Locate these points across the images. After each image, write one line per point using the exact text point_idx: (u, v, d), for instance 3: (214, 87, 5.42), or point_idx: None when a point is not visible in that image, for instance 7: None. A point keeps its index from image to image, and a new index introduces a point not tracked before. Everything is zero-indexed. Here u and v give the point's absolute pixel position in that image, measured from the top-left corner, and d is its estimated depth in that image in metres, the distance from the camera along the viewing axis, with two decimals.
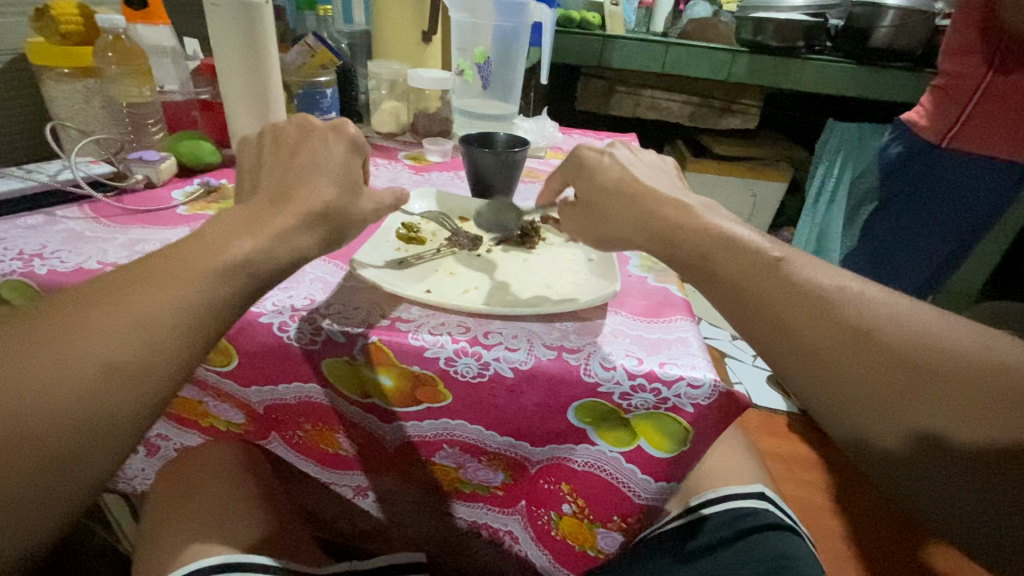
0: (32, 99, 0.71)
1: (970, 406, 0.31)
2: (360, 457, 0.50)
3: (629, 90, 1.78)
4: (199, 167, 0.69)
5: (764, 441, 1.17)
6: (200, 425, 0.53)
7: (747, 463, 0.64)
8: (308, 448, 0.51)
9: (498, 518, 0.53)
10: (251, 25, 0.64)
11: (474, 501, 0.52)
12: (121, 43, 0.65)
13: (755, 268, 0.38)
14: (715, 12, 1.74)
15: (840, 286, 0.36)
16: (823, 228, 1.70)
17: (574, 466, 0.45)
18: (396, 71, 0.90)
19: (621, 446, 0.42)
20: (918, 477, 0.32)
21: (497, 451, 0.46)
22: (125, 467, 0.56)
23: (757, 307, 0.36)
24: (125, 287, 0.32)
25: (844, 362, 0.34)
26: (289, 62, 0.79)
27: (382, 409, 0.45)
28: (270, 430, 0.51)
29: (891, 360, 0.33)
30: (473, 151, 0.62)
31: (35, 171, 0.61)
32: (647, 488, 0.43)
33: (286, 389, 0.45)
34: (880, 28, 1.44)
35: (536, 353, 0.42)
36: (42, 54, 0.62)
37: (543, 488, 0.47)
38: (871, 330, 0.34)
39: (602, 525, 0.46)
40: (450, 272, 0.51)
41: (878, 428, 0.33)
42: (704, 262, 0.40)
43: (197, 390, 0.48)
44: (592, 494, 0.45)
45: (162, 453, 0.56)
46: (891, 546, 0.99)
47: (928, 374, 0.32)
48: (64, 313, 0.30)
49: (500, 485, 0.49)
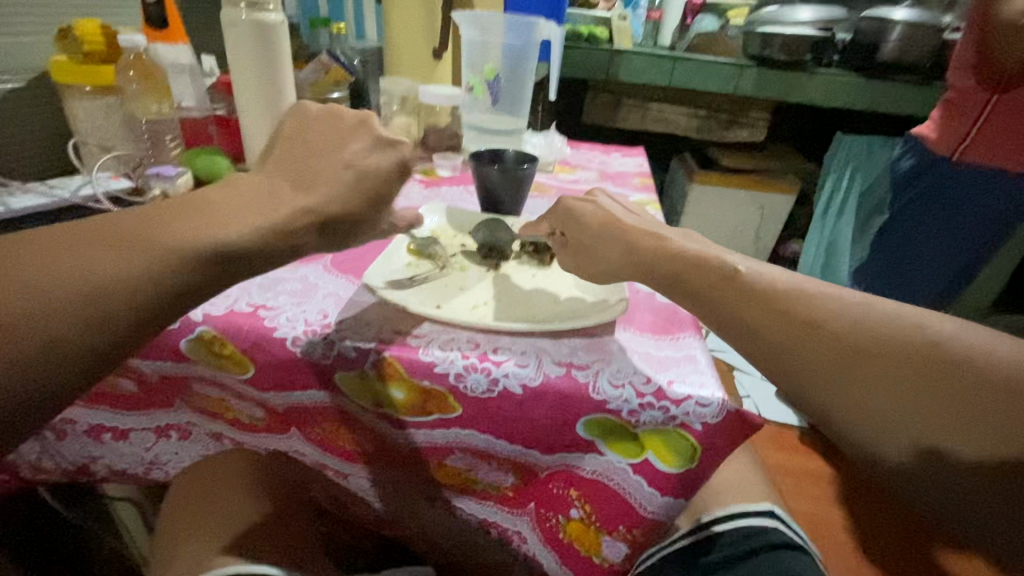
0: (54, 115, 0.72)
1: (975, 421, 0.33)
2: (371, 455, 0.49)
3: (636, 103, 1.82)
4: (216, 182, 0.70)
5: (773, 455, 1.16)
6: (222, 417, 0.51)
7: (756, 478, 0.64)
8: (328, 441, 0.49)
9: (505, 519, 0.51)
10: (269, 45, 0.66)
11: (483, 501, 0.51)
12: (143, 62, 0.67)
13: (780, 284, 0.40)
14: (723, 26, 1.76)
15: (854, 299, 0.39)
16: (832, 241, 1.69)
17: (583, 473, 0.45)
18: (408, 87, 0.91)
19: (629, 457, 0.43)
20: (923, 486, 0.34)
21: (508, 457, 0.46)
22: (159, 453, 0.54)
23: (760, 314, 0.39)
24: (137, 254, 0.33)
25: (867, 374, 0.36)
26: (303, 79, 0.80)
27: (394, 419, 0.45)
28: (290, 426, 0.49)
29: (896, 369, 0.35)
30: (482, 166, 0.63)
31: (58, 186, 0.62)
32: (653, 501, 0.43)
33: (302, 395, 0.46)
34: (889, 42, 1.44)
35: (545, 370, 0.42)
36: (65, 72, 0.64)
37: (552, 492, 0.47)
38: (880, 334, 0.36)
39: (608, 533, 0.46)
40: (459, 287, 0.52)
41: (883, 437, 0.35)
42: (700, 270, 0.43)
43: (212, 387, 0.47)
44: (599, 497, 0.45)
45: (194, 437, 0.54)
46: (906, 560, 0.97)
47: (940, 389, 0.34)
48: (42, 262, 0.32)
49: (510, 486, 0.49)
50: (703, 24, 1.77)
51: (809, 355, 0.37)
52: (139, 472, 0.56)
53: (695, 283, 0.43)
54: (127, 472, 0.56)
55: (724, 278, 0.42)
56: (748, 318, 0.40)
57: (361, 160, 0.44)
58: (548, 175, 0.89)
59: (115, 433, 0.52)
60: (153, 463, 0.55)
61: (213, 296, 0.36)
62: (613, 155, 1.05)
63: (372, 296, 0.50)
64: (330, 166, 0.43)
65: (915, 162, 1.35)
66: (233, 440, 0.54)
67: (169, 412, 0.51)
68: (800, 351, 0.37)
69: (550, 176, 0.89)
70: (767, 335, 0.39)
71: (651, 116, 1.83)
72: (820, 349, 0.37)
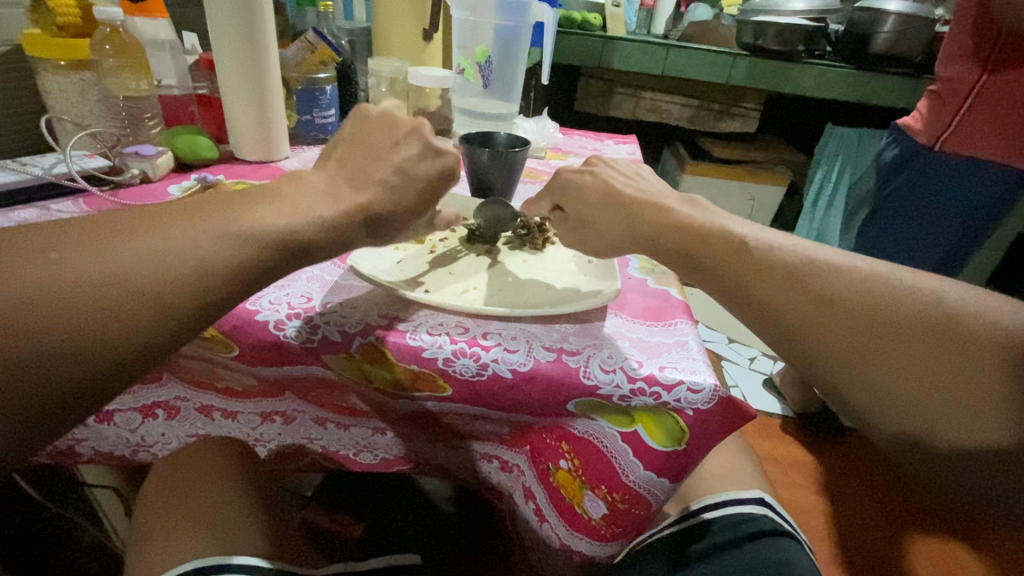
0: (27, 92, 0.70)
1: (988, 409, 0.33)
2: (373, 411, 0.50)
3: (629, 92, 1.77)
4: (196, 162, 0.68)
5: (760, 444, 1.17)
6: (212, 387, 0.48)
7: (745, 466, 0.64)
8: (326, 399, 0.49)
9: (506, 455, 0.53)
10: (251, 18, 0.63)
11: (486, 439, 0.52)
12: (119, 36, 0.65)
13: (790, 258, 0.40)
14: (716, 15, 1.76)
15: (862, 271, 0.38)
16: (822, 231, 1.73)
17: (574, 431, 0.45)
18: (397, 69, 0.89)
19: (620, 426, 0.42)
20: (914, 459, 0.36)
21: (501, 417, 0.45)
22: (144, 435, 0.52)
23: (754, 292, 0.39)
24: (138, 241, 0.32)
25: (885, 355, 0.35)
26: (287, 58, 0.77)
27: (390, 392, 0.44)
28: (284, 390, 0.48)
29: (905, 354, 0.34)
30: (472, 149, 0.62)
31: (30, 164, 0.60)
32: (635, 472, 0.42)
33: (293, 369, 0.44)
34: (880, 33, 1.43)
35: (535, 355, 0.41)
36: (39, 46, 0.61)
37: (547, 442, 0.47)
38: (890, 317, 0.35)
39: (589, 489, 0.45)
40: (449, 272, 0.51)
41: (881, 415, 0.35)
42: (708, 242, 0.43)
43: (197, 365, 0.45)
44: (586, 455, 0.45)
45: (182, 416, 0.51)
46: (889, 548, 0.99)
47: (960, 371, 0.33)
48: (76, 245, 0.30)
49: (506, 433, 0.49)
50: (696, 13, 1.75)
51: (828, 337, 0.36)
52: (125, 454, 0.54)
53: (708, 260, 0.42)
54: (112, 454, 0.53)
55: (736, 251, 0.41)
56: (756, 283, 0.39)
57: (414, 163, 0.43)
58: (540, 162, 0.88)
59: (99, 414, 0.49)
60: (140, 445, 0.53)
61: (241, 285, 0.34)
62: (605, 143, 1.04)
63: (358, 281, 0.49)
64: (382, 165, 0.43)
65: (901, 150, 1.34)
66: (225, 415, 0.52)
67: (155, 388, 0.47)
68: (815, 328, 0.37)
69: (542, 162, 0.88)
70: (782, 311, 0.38)
71: (644, 105, 1.79)
72: (837, 327, 0.36)
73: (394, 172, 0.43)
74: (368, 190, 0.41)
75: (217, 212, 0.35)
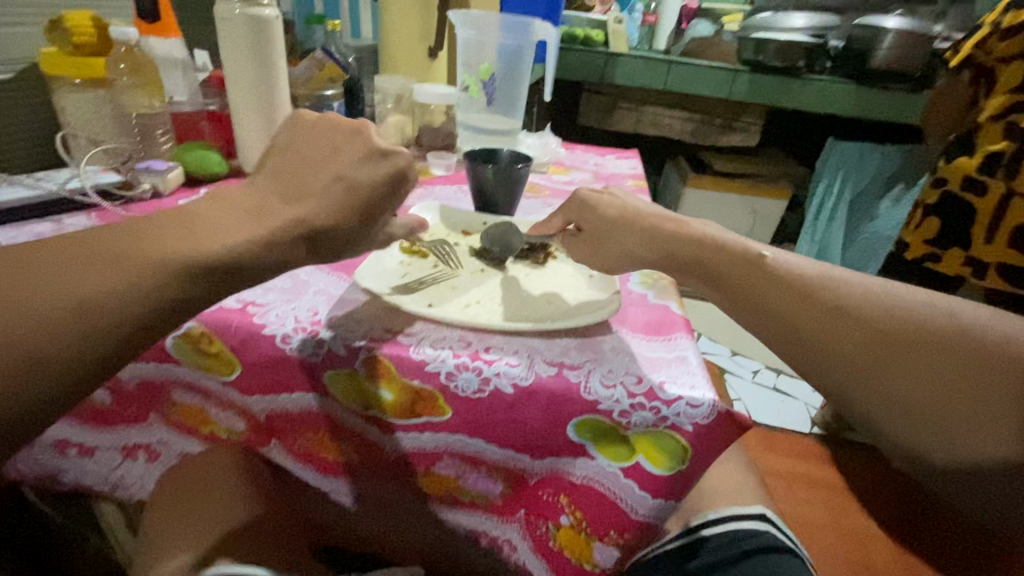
0: (43, 108, 0.72)
1: (985, 416, 0.36)
2: (358, 466, 0.49)
3: (630, 107, 1.79)
4: (205, 177, 0.70)
5: (764, 459, 1.17)
6: (197, 432, 0.51)
7: (747, 481, 0.65)
8: (306, 455, 0.49)
9: (496, 535, 0.49)
10: (261, 38, 0.65)
11: (473, 512, 0.49)
12: (133, 54, 0.67)
13: (798, 276, 0.44)
14: (717, 31, 1.79)
15: (856, 288, 0.43)
16: (822, 245, 1.78)
17: (572, 479, 0.44)
18: (403, 86, 0.91)
19: (619, 461, 0.42)
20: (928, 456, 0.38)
21: (499, 462, 0.45)
22: (124, 475, 0.53)
23: (757, 295, 0.44)
24: (103, 259, 0.32)
25: (881, 380, 0.39)
26: (298, 75, 0.80)
27: (382, 422, 0.44)
28: (269, 438, 0.49)
29: (908, 361, 0.39)
30: (475, 165, 0.63)
31: (45, 179, 0.61)
32: (644, 505, 0.42)
33: (288, 398, 0.45)
34: (879, 50, 1.44)
35: (536, 369, 0.42)
36: (54, 63, 0.62)
37: (543, 499, 0.45)
38: (888, 329, 0.40)
39: (599, 539, 0.44)
40: (452, 287, 0.52)
41: (890, 417, 0.39)
42: (717, 258, 0.48)
43: (191, 395, 0.48)
44: (588, 505, 0.43)
45: (161, 459, 0.54)
46: (895, 565, 0.97)
47: (946, 379, 0.38)
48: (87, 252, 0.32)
49: (499, 497, 0.47)
50: (697, 29, 1.78)
51: (834, 343, 0.40)
52: (104, 491, 0.55)
53: (723, 267, 0.47)
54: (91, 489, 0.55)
55: (743, 271, 0.46)
56: (761, 291, 0.44)
57: (356, 169, 0.40)
58: (543, 177, 0.89)
59: (81, 449, 0.52)
60: (118, 484, 0.54)
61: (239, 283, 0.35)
62: (607, 158, 1.05)
63: (363, 294, 0.50)
64: (321, 174, 0.40)
65: None
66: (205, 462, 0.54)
67: (139, 428, 0.51)
68: (816, 341, 0.41)
69: (545, 177, 0.90)
70: (787, 324, 0.43)
71: (645, 119, 1.81)
72: (840, 342, 0.40)
73: (335, 179, 0.39)
74: (305, 203, 0.38)
75: (167, 236, 0.34)
